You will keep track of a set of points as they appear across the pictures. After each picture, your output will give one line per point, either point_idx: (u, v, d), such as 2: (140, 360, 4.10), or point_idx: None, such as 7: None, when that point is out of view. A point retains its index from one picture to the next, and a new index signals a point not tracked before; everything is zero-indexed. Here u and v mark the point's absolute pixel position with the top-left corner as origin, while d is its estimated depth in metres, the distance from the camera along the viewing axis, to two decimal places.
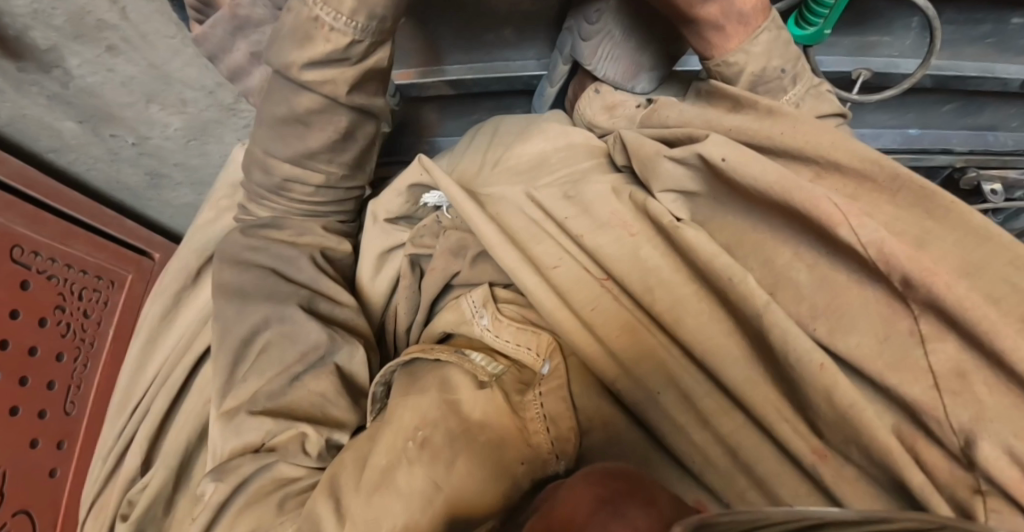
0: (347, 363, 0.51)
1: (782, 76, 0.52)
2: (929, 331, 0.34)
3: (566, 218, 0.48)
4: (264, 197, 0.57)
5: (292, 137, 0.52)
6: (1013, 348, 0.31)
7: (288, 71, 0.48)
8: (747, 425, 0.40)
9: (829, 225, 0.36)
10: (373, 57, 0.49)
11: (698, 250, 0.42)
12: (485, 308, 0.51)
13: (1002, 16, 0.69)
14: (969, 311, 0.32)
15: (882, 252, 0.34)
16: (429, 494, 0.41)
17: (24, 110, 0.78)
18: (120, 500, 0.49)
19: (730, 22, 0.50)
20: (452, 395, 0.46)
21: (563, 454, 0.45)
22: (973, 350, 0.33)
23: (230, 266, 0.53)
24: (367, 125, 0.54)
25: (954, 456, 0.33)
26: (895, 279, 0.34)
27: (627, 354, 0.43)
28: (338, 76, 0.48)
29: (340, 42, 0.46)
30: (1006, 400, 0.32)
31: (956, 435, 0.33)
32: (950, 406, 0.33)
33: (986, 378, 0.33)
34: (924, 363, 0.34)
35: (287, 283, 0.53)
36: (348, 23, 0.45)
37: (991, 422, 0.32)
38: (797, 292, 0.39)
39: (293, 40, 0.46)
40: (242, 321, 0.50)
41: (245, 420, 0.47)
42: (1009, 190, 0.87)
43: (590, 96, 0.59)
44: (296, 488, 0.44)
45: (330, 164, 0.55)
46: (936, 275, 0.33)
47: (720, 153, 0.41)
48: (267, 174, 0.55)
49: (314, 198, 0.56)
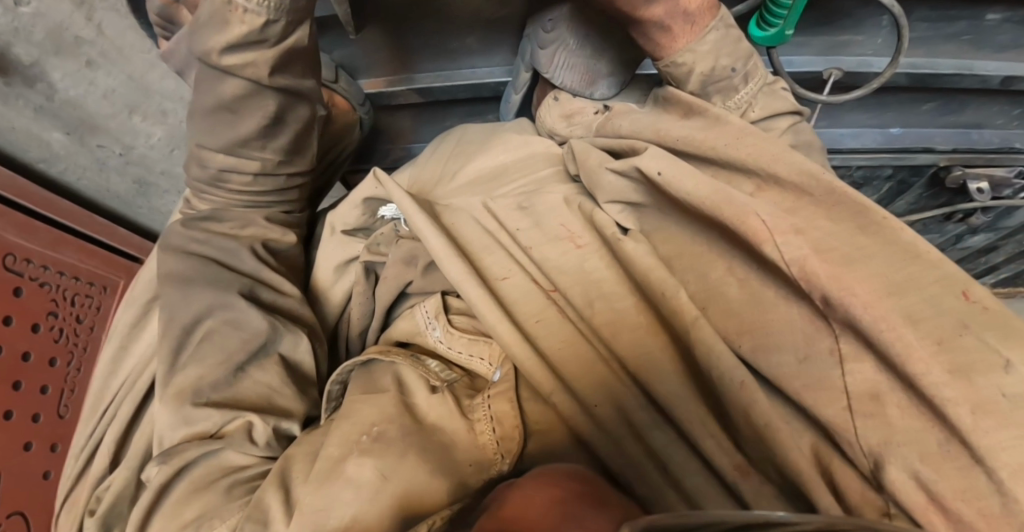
0: (291, 353, 0.54)
1: (731, 75, 0.51)
2: (849, 351, 0.37)
3: (518, 230, 0.52)
4: (203, 191, 0.58)
5: (223, 125, 0.53)
6: (921, 373, 0.32)
7: (210, 58, 0.48)
8: (676, 441, 0.42)
9: (756, 242, 0.39)
10: (292, 37, 0.49)
11: (637, 264, 0.46)
12: (437, 320, 0.54)
13: (978, 12, 0.68)
14: (884, 332, 0.34)
15: (804, 270, 0.37)
16: (377, 485, 0.42)
17: (12, 123, 0.80)
18: (89, 497, 0.51)
19: (676, 22, 0.49)
20: (409, 398, 0.50)
21: (508, 452, 0.47)
22: (888, 372, 0.35)
23: (173, 254, 0.54)
24: (298, 109, 0.55)
25: (867, 478, 0.36)
26: (816, 296, 0.36)
27: (569, 367, 0.46)
28: (259, 58, 0.48)
29: (256, 22, 0.45)
30: (917, 426, 0.34)
31: (867, 458, 0.35)
32: (862, 428, 0.36)
33: (899, 400, 0.35)
34: (839, 382, 0.37)
35: (230, 272, 0.54)
36: (260, 3, 0.45)
37: (899, 446, 0.34)
38: (728, 308, 0.43)
39: (212, 26, 0.46)
40: (185, 307, 0.52)
41: (189, 411, 0.47)
42: (997, 189, 0.88)
43: (549, 103, 0.60)
44: (245, 476, 0.46)
45: (264, 151, 0.55)
46: (855, 295, 0.35)
47: (656, 167, 0.44)
48: (202, 168, 0.56)
49: (252, 187, 0.57)
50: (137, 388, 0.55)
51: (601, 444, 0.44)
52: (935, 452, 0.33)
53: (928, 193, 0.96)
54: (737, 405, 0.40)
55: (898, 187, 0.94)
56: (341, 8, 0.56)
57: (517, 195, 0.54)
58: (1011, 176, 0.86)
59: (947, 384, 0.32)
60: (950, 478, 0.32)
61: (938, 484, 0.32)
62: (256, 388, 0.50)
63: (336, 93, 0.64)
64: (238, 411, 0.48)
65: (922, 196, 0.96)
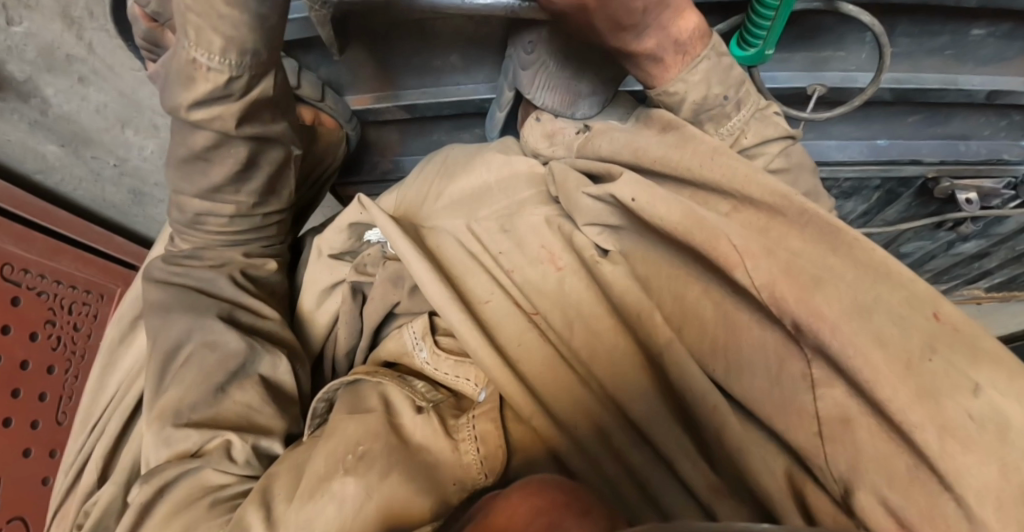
0: (271, 374, 0.55)
1: (724, 103, 0.51)
2: (820, 377, 0.36)
3: (500, 253, 0.53)
4: (184, 233, 0.62)
5: (197, 174, 0.58)
6: (888, 399, 0.32)
7: (180, 112, 0.52)
8: (650, 461, 0.44)
9: (726, 267, 0.38)
10: (256, 90, 0.52)
11: (614, 286, 0.47)
12: (424, 340, 0.55)
13: (961, 28, 0.68)
14: (851, 360, 0.33)
15: (773, 295, 0.36)
16: (361, 501, 0.44)
17: (7, 136, 0.82)
18: (78, 511, 0.52)
19: (668, 53, 0.50)
20: (395, 418, 0.51)
21: (491, 471, 0.48)
22: (860, 400, 0.34)
23: (156, 286, 0.59)
24: (270, 151, 0.59)
25: (836, 501, 0.37)
26: (787, 321, 0.36)
27: (547, 389, 0.48)
28: (225, 112, 0.51)
29: (219, 80, 0.49)
30: (885, 449, 0.33)
31: (837, 484, 0.36)
32: (830, 453, 0.36)
33: (869, 424, 0.34)
34: (812, 408, 0.36)
35: (211, 298, 0.58)
36: (222, 62, 0.48)
37: (867, 473, 0.34)
38: (701, 326, 0.43)
39: (180, 82, 0.50)
40: (166, 334, 0.55)
41: (169, 431, 0.49)
42: (987, 199, 0.89)
43: (532, 124, 0.60)
44: (227, 495, 0.47)
45: (238, 194, 0.59)
46: (823, 319, 0.34)
47: (630, 193, 0.44)
48: (181, 212, 0.61)
49: (229, 227, 0.61)
50: (123, 407, 0.56)
51: (573, 461, 0.47)
52: (905, 477, 0.32)
53: (917, 202, 0.96)
54: (709, 426, 0.41)
55: (887, 196, 0.94)
56: (325, 30, 0.56)
57: (497, 217, 0.55)
58: (999, 187, 0.87)
59: (911, 408, 0.31)
60: (917, 504, 0.32)
61: (906, 510, 0.32)
62: (236, 409, 0.52)
63: (321, 111, 0.67)
64: (216, 431, 0.49)
65: (911, 204, 0.97)
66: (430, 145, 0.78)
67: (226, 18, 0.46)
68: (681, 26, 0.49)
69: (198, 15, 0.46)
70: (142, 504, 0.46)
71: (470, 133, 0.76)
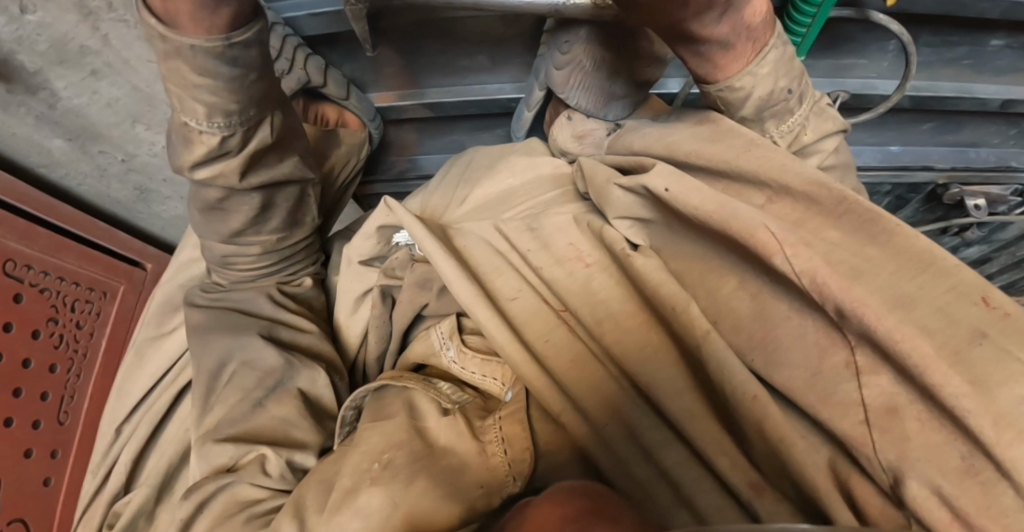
0: (310, 389, 0.57)
1: (788, 98, 0.50)
2: (864, 363, 0.36)
3: (527, 251, 0.52)
4: (216, 272, 0.65)
5: (216, 223, 0.59)
6: (941, 383, 0.32)
7: (185, 171, 0.54)
8: (688, 459, 0.43)
9: (766, 255, 0.38)
10: (253, 141, 0.53)
11: (648, 279, 0.45)
12: (451, 339, 0.54)
13: (979, 38, 0.69)
14: (899, 343, 0.33)
15: (815, 281, 0.36)
16: (387, 512, 0.43)
17: (12, 129, 0.79)
18: (104, 514, 0.55)
19: (740, 40, 0.47)
20: (420, 422, 0.50)
21: (520, 474, 0.48)
22: (906, 383, 0.35)
23: (196, 310, 0.61)
24: (284, 190, 0.60)
25: (886, 493, 0.35)
26: (829, 308, 0.36)
27: (579, 388, 0.47)
28: (225, 168, 0.53)
29: (212, 141, 0.50)
30: (936, 439, 0.33)
31: (886, 473, 0.35)
32: (879, 443, 0.35)
33: (918, 413, 0.34)
34: (855, 397, 0.36)
35: (250, 317, 0.60)
36: (209, 124, 0.49)
37: (918, 462, 0.33)
38: (737, 322, 0.43)
39: (180, 145, 0.51)
40: (208, 355, 0.57)
41: (209, 447, 0.52)
42: (993, 205, 0.91)
43: (563, 123, 0.60)
44: (261, 510, 0.47)
45: (261, 234, 0.61)
46: (866, 307, 0.35)
47: (663, 183, 0.44)
48: (210, 254, 0.63)
49: (257, 265, 0.63)
50: (156, 411, 0.61)
51: (603, 460, 0.46)
52: (958, 467, 0.32)
53: (925, 207, 0.97)
54: (748, 418, 0.39)
55: (895, 202, 0.96)
56: (359, 25, 0.55)
57: (524, 217, 0.55)
58: (1006, 194, 0.89)
59: (967, 395, 0.32)
60: (971, 494, 0.31)
61: (960, 499, 0.32)
62: (272, 423, 0.53)
63: (347, 110, 0.69)
64: (253, 445, 0.51)
65: (918, 210, 0.98)
66: (449, 145, 0.78)
67: (202, 87, 0.46)
68: (754, 12, 0.46)
69: (175, 86, 0.47)
70: (183, 520, 0.47)
71: (492, 133, 0.76)
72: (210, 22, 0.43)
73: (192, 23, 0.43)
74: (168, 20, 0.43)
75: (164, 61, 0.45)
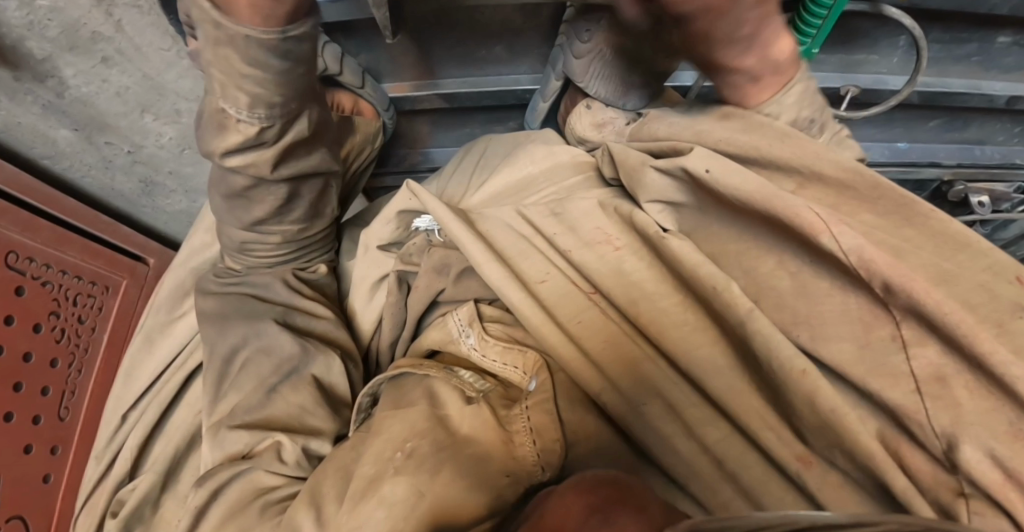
0: (324, 376, 0.56)
1: (810, 126, 0.50)
2: (912, 337, 0.36)
3: (555, 235, 0.51)
4: (232, 256, 0.65)
5: (239, 209, 0.59)
6: (989, 351, 0.33)
7: (214, 157, 0.54)
8: (733, 434, 0.43)
9: (811, 234, 0.38)
10: (290, 133, 0.54)
11: (685, 261, 0.44)
12: (470, 327, 0.53)
13: (987, 36, 0.70)
14: (948, 315, 0.33)
15: (863, 259, 0.36)
16: (412, 502, 0.42)
17: (18, 118, 0.78)
18: (109, 500, 0.56)
19: (767, 73, 0.47)
20: (441, 410, 0.49)
21: (548, 465, 0.47)
22: (954, 353, 0.35)
23: (210, 297, 0.62)
24: (309, 182, 0.60)
25: (938, 460, 0.35)
26: (876, 284, 0.36)
27: (613, 369, 0.46)
28: (259, 158, 0.53)
29: (249, 131, 0.50)
30: (987, 405, 0.34)
31: (938, 439, 0.35)
32: (932, 410, 0.35)
33: (966, 382, 0.34)
34: (903, 367, 0.36)
35: (263, 303, 0.60)
36: (250, 115, 0.49)
37: (971, 426, 0.34)
38: (779, 300, 0.42)
39: (213, 130, 0.51)
40: (223, 341, 0.57)
41: (225, 434, 0.52)
42: (998, 203, 0.89)
43: (582, 111, 0.60)
44: (276, 498, 0.47)
45: (283, 223, 0.61)
46: (914, 282, 0.34)
47: (703, 165, 0.43)
48: (229, 239, 0.63)
49: (276, 253, 0.63)
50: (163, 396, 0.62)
51: (644, 437, 0.45)
52: (1007, 432, 0.33)
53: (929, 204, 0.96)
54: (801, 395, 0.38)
55: None
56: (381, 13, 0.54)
57: (548, 202, 0.54)
58: (1010, 191, 0.88)
59: (1014, 362, 0.32)
60: (1022, 454, 0.32)
61: (1013, 460, 0.32)
62: (287, 409, 0.53)
63: (362, 98, 0.68)
64: (267, 432, 0.51)
65: None
66: (462, 138, 0.78)
67: (249, 76, 0.47)
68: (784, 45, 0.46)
69: (220, 71, 0.47)
70: (197, 507, 0.47)
71: (504, 126, 0.76)
72: (268, 11, 0.43)
73: (249, 10, 0.43)
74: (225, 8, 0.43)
75: (212, 47, 0.45)
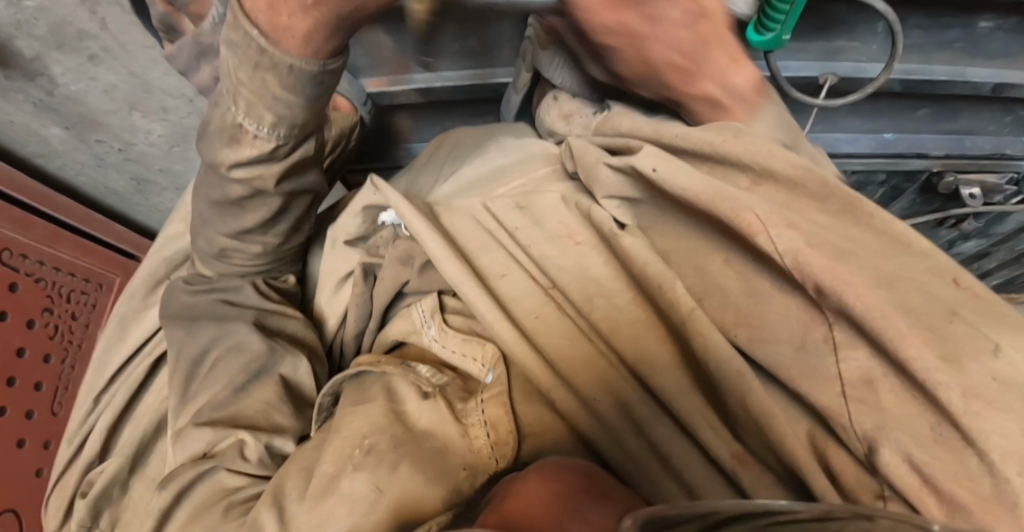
0: (292, 374, 0.57)
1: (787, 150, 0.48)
2: (842, 340, 0.36)
3: (516, 229, 0.51)
4: (207, 263, 0.62)
5: (230, 217, 0.58)
6: (914, 356, 0.32)
7: (219, 167, 0.54)
8: (675, 432, 0.41)
9: (748, 234, 0.38)
10: (299, 150, 0.54)
11: (635, 258, 0.44)
12: (432, 318, 0.53)
13: (969, 20, 0.69)
14: (877, 319, 0.33)
15: (796, 260, 0.36)
16: (372, 497, 0.42)
17: (11, 116, 0.81)
18: (78, 482, 0.59)
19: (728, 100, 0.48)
20: (399, 406, 0.48)
21: (503, 457, 0.45)
22: (883, 358, 0.34)
23: (182, 295, 0.61)
24: (300, 199, 0.60)
25: (862, 463, 0.35)
26: (809, 287, 0.36)
27: (568, 365, 0.44)
28: (266, 172, 0.53)
29: (265, 146, 0.51)
30: (909, 411, 0.33)
31: (860, 442, 0.35)
32: (855, 413, 0.35)
33: (893, 386, 0.34)
34: (833, 370, 0.36)
35: (234, 307, 0.59)
36: (270, 133, 0.50)
37: (892, 430, 0.33)
38: (724, 300, 0.42)
39: (223, 141, 0.52)
40: (193, 343, 0.57)
41: (191, 431, 0.52)
42: (989, 195, 0.91)
43: (549, 103, 0.60)
44: (240, 498, 0.48)
45: (266, 236, 0.60)
46: (846, 285, 0.34)
47: (651, 164, 0.44)
48: (209, 244, 0.61)
49: (253, 263, 0.62)
50: (130, 381, 0.64)
51: (597, 436, 0.43)
52: (929, 435, 0.32)
53: (921, 197, 0.96)
54: (733, 393, 0.38)
55: (891, 192, 0.95)
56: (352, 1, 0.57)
57: (513, 195, 0.53)
58: (1002, 182, 0.88)
59: (940, 368, 0.31)
60: (944, 461, 0.31)
61: (931, 467, 0.31)
62: (254, 407, 0.54)
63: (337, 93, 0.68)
64: (229, 430, 0.51)
65: (915, 201, 0.98)
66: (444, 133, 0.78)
67: (281, 100, 0.48)
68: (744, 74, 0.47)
69: (252, 91, 0.48)
70: (161, 509, 0.48)
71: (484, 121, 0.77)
72: (318, 46, 0.45)
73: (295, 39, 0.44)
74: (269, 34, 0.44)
75: (251, 71, 0.46)
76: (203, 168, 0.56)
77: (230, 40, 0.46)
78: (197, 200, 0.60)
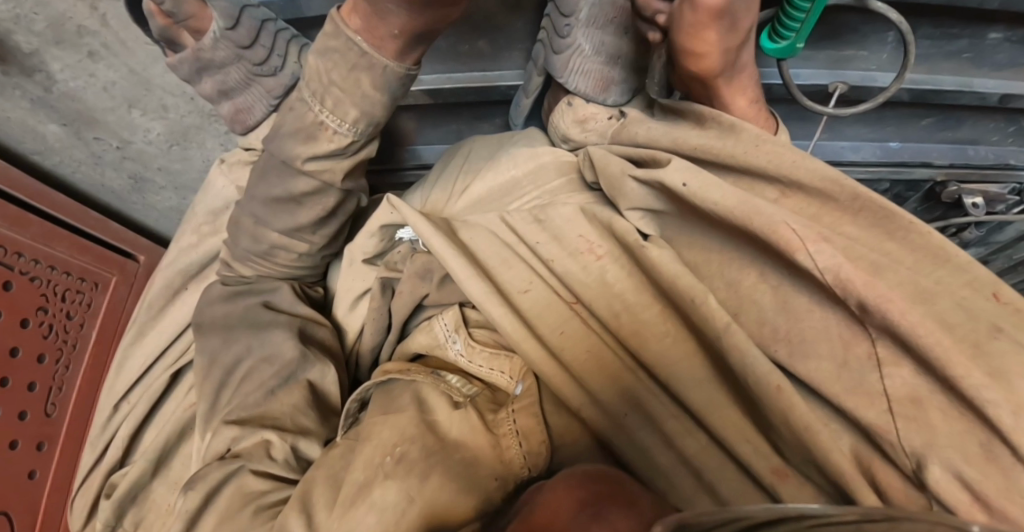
0: (318, 382, 0.55)
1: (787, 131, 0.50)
2: (887, 356, 0.35)
3: (537, 243, 0.49)
4: (249, 262, 0.61)
5: (285, 213, 0.56)
6: (961, 375, 0.32)
7: (291, 162, 0.53)
8: (711, 446, 0.40)
9: (788, 251, 0.37)
10: (364, 150, 0.54)
11: (664, 269, 0.43)
12: (457, 333, 0.51)
13: (979, 31, 0.69)
14: (922, 338, 0.33)
15: (839, 278, 0.35)
16: (402, 506, 0.40)
17: (7, 112, 0.80)
18: (100, 484, 0.60)
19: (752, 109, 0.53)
20: (430, 416, 0.46)
21: (535, 466, 0.45)
22: (930, 375, 0.34)
23: (216, 301, 0.60)
24: (349, 201, 0.59)
25: (909, 478, 0.34)
26: (852, 303, 0.35)
27: (595, 380, 0.44)
28: (336, 166, 0.53)
29: (343, 142, 0.51)
30: (957, 427, 0.33)
31: (909, 459, 0.34)
32: (904, 431, 0.34)
33: (940, 403, 0.34)
34: (878, 386, 0.35)
35: (270, 311, 0.58)
36: (350, 128, 0.50)
37: (942, 448, 0.33)
38: (760, 315, 0.41)
39: (298, 138, 0.52)
40: (228, 351, 0.57)
41: (220, 429, 0.51)
42: (992, 204, 0.90)
43: (563, 109, 0.59)
44: (267, 502, 0.45)
45: (313, 236, 0.59)
46: (891, 302, 0.34)
47: (681, 179, 0.42)
48: (256, 242, 0.59)
49: (296, 264, 0.60)
50: (151, 391, 0.64)
51: (625, 448, 0.43)
52: (979, 453, 0.32)
53: (923, 206, 0.95)
54: (772, 408, 0.37)
55: (894, 200, 0.94)
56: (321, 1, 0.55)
57: (531, 209, 0.52)
58: (1004, 192, 0.88)
59: (988, 385, 0.31)
60: (993, 478, 0.31)
61: (982, 484, 0.31)
62: (281, 410, 0.52)
63: None
64: (256, 429, 0.50)
65: (916, 209, 0.96)
66: (449, 135, 0.77)
67: (369, 99, 0.49)
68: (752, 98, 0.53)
69: (341, 89, 0.49)
70: (188, 514, 0.45)
71: (491, 123, 0.76)
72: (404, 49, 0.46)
73: (381, 40, 0.46)
74: (371, 36, 0.46)
75: (348, 70, 0.47)
76: (267, 159, 0.55)
77: (325, 46, 0.48)
78: (249, 197, 0.58)
